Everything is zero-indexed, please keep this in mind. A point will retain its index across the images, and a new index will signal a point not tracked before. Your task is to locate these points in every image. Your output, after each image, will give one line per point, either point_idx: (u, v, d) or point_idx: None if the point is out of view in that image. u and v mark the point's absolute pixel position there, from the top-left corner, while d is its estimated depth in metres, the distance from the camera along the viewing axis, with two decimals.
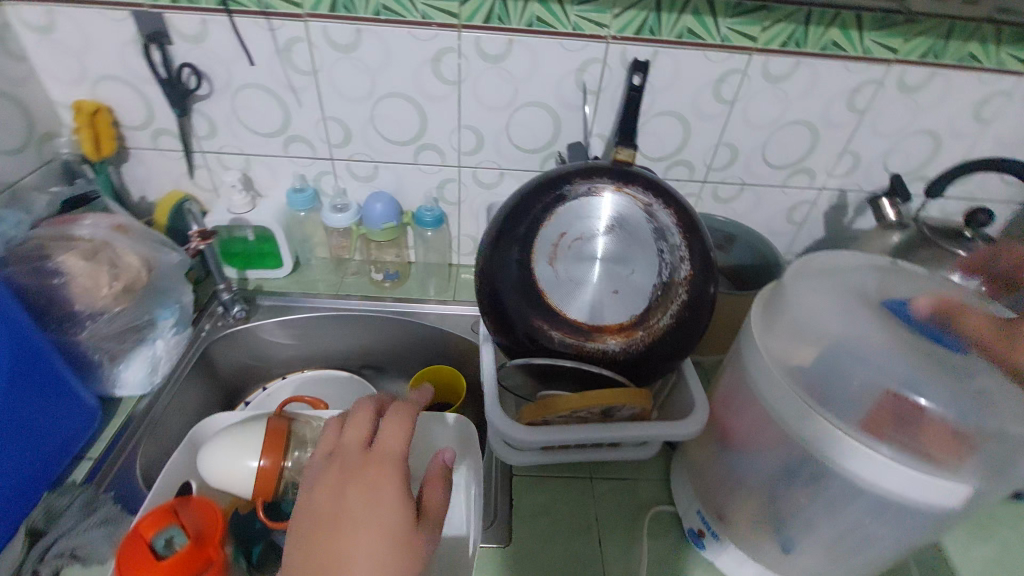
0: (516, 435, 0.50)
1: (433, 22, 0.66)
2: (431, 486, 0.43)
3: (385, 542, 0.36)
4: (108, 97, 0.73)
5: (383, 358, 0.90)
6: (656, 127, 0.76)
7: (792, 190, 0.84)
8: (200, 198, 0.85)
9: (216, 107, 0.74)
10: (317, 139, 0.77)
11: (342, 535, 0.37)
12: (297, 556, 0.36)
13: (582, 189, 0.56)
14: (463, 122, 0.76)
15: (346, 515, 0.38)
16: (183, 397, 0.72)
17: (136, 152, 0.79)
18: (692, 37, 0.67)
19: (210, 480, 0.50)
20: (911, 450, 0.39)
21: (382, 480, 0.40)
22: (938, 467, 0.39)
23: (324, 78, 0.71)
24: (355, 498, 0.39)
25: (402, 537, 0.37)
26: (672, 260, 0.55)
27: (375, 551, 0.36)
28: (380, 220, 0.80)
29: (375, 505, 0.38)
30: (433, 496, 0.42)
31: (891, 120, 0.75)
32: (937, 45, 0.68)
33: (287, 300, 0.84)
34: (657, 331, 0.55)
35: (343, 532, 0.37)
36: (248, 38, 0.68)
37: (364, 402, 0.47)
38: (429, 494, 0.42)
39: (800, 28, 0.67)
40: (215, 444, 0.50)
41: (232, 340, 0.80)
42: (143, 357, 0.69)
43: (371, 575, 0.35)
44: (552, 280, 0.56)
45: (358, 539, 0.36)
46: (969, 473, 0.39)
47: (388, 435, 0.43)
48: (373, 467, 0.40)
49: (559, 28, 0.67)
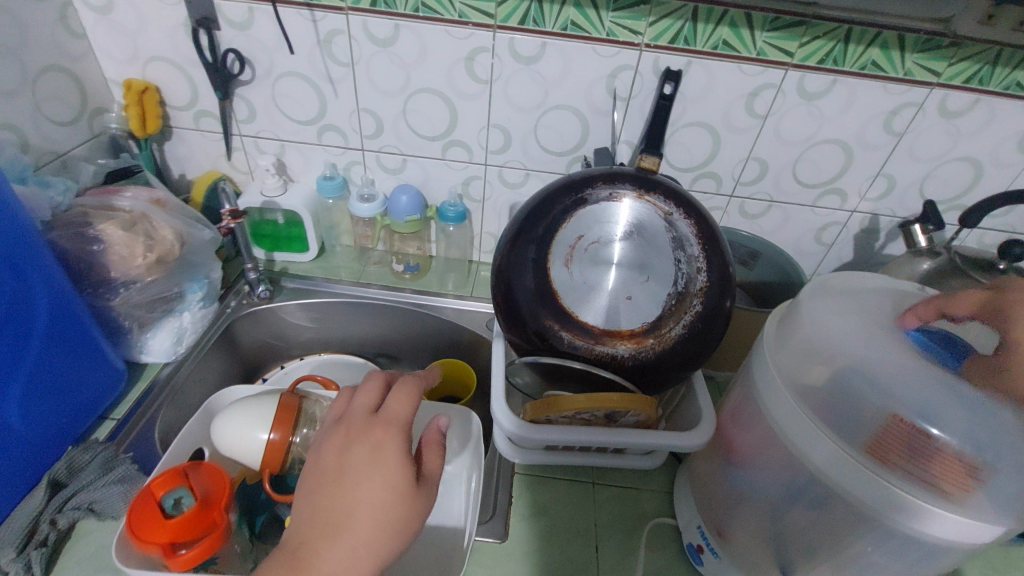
0: (519, 431, 0.50)
1: (469, 21, 0.67)
2: (428, 450, 0.44)
3: (383, 503, 0.39)
4: (157, 77, 0.77)
5: (398, 348, 0.91)
6: (685, 137, 0.76)
7: (821, 210, 0.82)
8: (235, 179, 0.88)
9: (256, 92, 0.77)
10: (350, 129, 0.79)
11: (344, 493, 0.39)
12: (302, 513, 0.39)
13: (604, 193, 0.56)
14: (492, 121, 0.77)
15: (349, 473, 0.40)
16: (205, 368, 0.75)
17: (179, 131, 0.82)
18: (727, 49, 0.67)
19: (222, 449, 0.52)
20: (921, 481, 0.38)
21: (384, 445, 0.41)
22: (947, 500, 0.38)
23: (361, 70, 0.73)
24: (358, 459, 0.40)
25: (399, 498, 0.39)
26: (689, 270, 0.55)
27: (373, 511, 0.38)
28: (405, 213, 0.82)
29: (376, 469, 0.40)
30: (431, 460, 0.44)
31: (929, 144, 0.73)
32: (983, 71, 0.66)
33: (310, 283, 0.86)
34: (667, 339, 0.54)
35: (345, 492, 0.39)
36: (291, 27, 0.70)
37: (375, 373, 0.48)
38: (427, 457, 0.44)
39: (839, 45, 0.65)
40: (228, 415, 0.52)
41: (255, 319, 0.83)
42: (170, 328, 0.72)
43: (369, 537, 0.38)
44: (567, 281, 0.56)
45: (359, 498, 0.39)
46: (980, 509, 0.37)
47: (392, 402, 0.44)
48: (376, 431, 0.42)
49: (593, 33, 0.67)
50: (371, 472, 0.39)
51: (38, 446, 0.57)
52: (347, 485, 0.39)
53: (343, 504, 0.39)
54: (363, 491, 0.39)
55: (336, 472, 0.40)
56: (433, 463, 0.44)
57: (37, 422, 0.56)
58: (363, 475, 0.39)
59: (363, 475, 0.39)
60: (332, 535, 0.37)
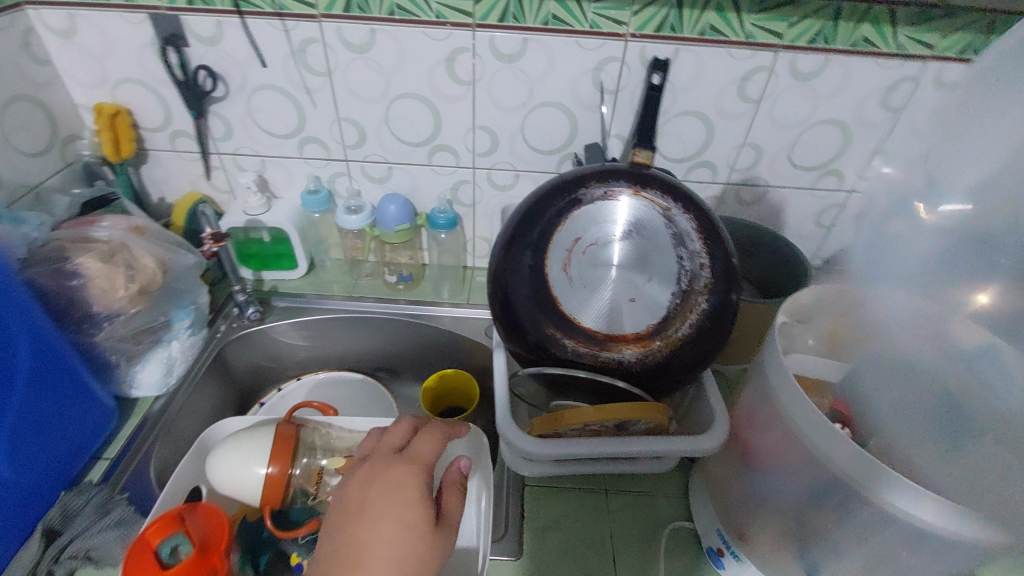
0: (527, 449, 0.48)
1: (447, 22, 0.65)
2: (448, 492, 0.43)
3: (403, 537, 0.37)
4: (128, 100, 0.74)
5: (397, 361, 0.89)
6: (677, 127, 0.74)
7: (820, 193, 0.81)
8: (217, 200, 0.85)
9: (232, 108, 0.74)
10: (332, 140, 0.77)
11: (363, 527, 0.37)
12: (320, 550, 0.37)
13: (598, 192, 0.54)
14: (477, 122, 0.74)
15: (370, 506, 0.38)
16: (199, 398, 0.73)
17: (155, 154, 0.80)
18: (715, 34, 0.65)
19: (218, 487, 0.49)
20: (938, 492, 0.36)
21: (408, 479, 0.40)
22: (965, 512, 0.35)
23: (338, 79, 0.71)
24: (379, 491, 0.39)
25: (419, 532, 0.37)
26: (692, 267, 0.53)
27: (391, 548, 0.36)
28: (393, 223, 0.79)
29: (396, 504, 0.38)
30: (450, 502, 0.42)
31: (927, 119, 0.72)
32: (978, 41, 0.64)
33: (301, 301, 0.84)
34: (675, 340, 0.53)
35: (362, 526, 0.37)
36: (263, 39, 0.67)
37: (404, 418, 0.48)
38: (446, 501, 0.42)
39: (829, 24, 0.64)
40: (223, 450, 0.49)
41: (247, 342, 0.81)
42: (159, 358, 0.69)
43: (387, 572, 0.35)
44: (566, 287, 0.54)
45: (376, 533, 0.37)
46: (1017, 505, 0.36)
47: (420, 442, 0.44)
48: (400, 466, 0.41)
49: (576, 26, 0.65)
50: (393, 504, 0.38)
51: (29, 495, 0.55)
52: (367, 517, 0.38)
53: (360, 539, 0.37)
54: (383, 523, 0.37)
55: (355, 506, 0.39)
56: (452, 506, 0.42)
57: (24, 470, 0.54)
58: (384, 509, 0.38)
59: (383, 509, 0.38)
60: (348, 570, 0.35)
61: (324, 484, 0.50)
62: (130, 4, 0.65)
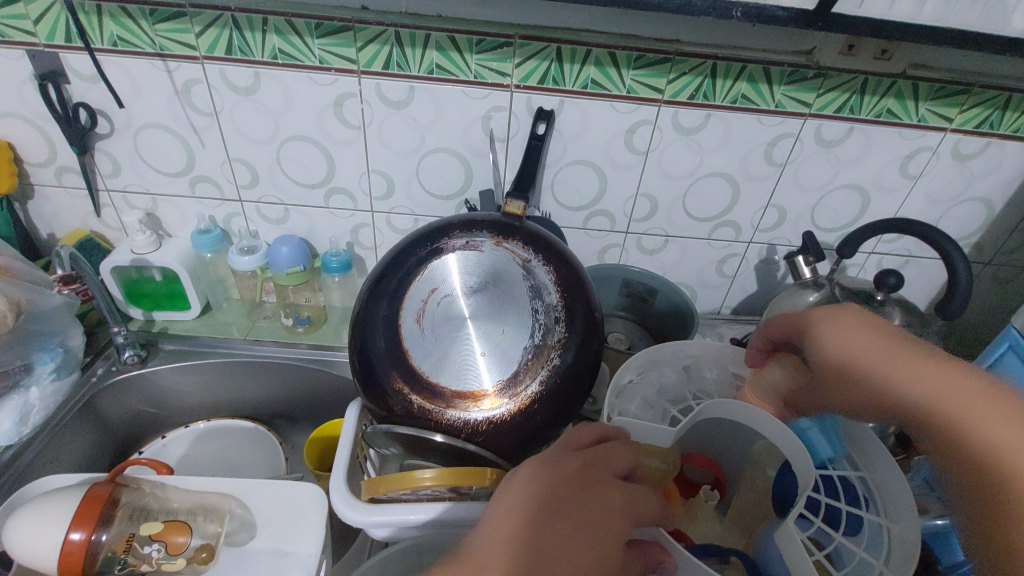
0: (357, 518, 0.45)
1: (331, 67, 0.65)
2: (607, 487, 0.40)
3: (529, 481, 0.40)
4: (10, 135, 0.71)
5: (294, 408, 0.85)
6: (570, 176, 0.74)
7: (718, 243, 0.81)
8: (109, 237, 0.82)
9: (118, 145, 0.72)
10: (223, 180, 0.75)
11: (851, 364, 0.46)
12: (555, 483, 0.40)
13: (459, 242, 0.53)
14: (371, 166, 0.73)
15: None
16: (60, 448, 0.69)
17: (41, 189, 0.77)
18: (597, 88, 0.66)
19: (12, 556, 0.45)
20: None
21: (566, 467, 0.41)
22: None
23: (226, 120, 0.70)
24: (829, 332, 0.48)
25: (545, 479, 0.40)
26: (547, 321, 0.52)
27: (936, 388, 0.41)
28: (285, 265, 0.77)
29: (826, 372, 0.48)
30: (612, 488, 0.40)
31: (814, 174, 0.73)
32: (853, 100, 0.66)
33: (191, 344, 0.80)
34: (525, 398, 0.51)
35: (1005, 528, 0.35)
36: (146, 79, 0.66)
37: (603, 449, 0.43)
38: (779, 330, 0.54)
39: (707, 80, 0.65)
40: (19, 517, 0.45)
41: (125, 388, 0.76)
42: (13, 406, 0.64)
43: (544, 483, 0.40)
44: (418, 341, 0.52)
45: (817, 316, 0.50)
46: None
47: (603, 455, 0.43)
48: (567, 461, 0.42)
49: (460, 75, 0.65)
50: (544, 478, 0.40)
51: None
52: (970, 427, 0.39)
53: (963, 445, 0.38)
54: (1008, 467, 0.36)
55: (1007, 501, 0.35)
56: (609, 484, 0.41)
57: None
58: (941, 386, 0.41)
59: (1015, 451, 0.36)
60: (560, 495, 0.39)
61: (133, 551, 0.47)
62: (6, 40, 0.64)
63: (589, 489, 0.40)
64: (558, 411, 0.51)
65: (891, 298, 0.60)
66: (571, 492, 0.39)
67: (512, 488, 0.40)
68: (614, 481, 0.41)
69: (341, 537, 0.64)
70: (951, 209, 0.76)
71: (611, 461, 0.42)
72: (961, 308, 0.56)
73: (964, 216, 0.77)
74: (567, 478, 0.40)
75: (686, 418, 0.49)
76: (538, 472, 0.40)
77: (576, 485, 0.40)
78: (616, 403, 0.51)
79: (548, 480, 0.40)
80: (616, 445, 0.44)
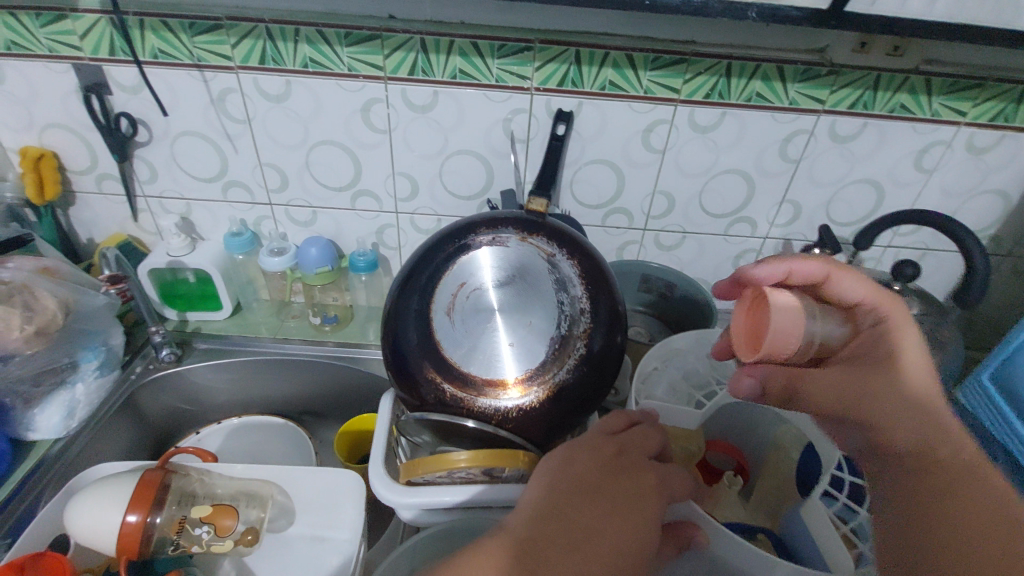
0: (397, 499, 0.48)
1: (359, 74, 0.68)
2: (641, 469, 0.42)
3: (563, 464, 0.42)
4: (54, 145, 0.75)
5: (322, 404, 0.88)
6: (589, 175, 0.76)
7: (734, 239, 0.83)
8: (145, 241, 0.86)
9: (156, 153, 0.76)
10: (255, 184, 0.79)
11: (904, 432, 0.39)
12: (588, 465, 0.42)
13: (485, 239, 0.56)
14: (396, 168, 0.76)
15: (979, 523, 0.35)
16: (103, 441, 0.72)
17: (82, 196, 0.80)
18: (615, 89, 0.68)
19: (74, 536, 0.48)
20: None
21: (601, 449, 0.43)
22: None
23: (258, 126, 0.73)
24: (911, 350, 0.41)
25: (579, 462, 0.42)
26: (572, 312, 0.54)
27: (917, 390, 0.40)
28: (314, 265, 0.80)
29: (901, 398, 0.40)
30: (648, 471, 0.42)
31: (828, 169, 0.75)
32: (866, 96, 0.68)
33: (224, 343, 0.84)
34: (553, 386, 0.53)
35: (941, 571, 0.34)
36: (182, 88, 0.70)
37: (641, 432, 0.45)
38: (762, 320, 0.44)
39: (722, 80, 0.67)
40: (80, 499, 0.48)
41: (161, 385, 0.80)
42: (61, 401, 0.68)
43: (577, 466, 0.42)
44: (449, 332, 0.54)
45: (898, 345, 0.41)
46: None
47: (638, 439, 0.45)
48: (602, 443, 0.44)
49: (482, 79, 0.68)
50: (579, 459, 0.42)
51: None
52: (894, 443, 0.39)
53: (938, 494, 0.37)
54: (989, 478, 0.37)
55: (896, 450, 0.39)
56: (645, 465, 0.42)
57: None
58: (919, 418, 0.39)
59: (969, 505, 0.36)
60: (592, 479, 0.41)
61: (185, 533, 0.49)
62: (54, 54, 0.67)
63: (622, 471, 0.42)
64: (587, 395, 0.53)
65: (908, 288, 0.61)
66: (601, 472, 0.41)
67: (543, 472, 0.42)
68: (646, 463, 0.43)
69: (373, 525, 0.66)
70: (967, 203, 0.77)
71: (648, 442, 0.44)
72: (979, 296, 0.57)
73: (980, 209, 0.78)
74: (600, 460, 0.42)
75: (712, 402, 0.51)
76: (573, 455, 0.43)
77: (609, 467, 0.42)
78: (641, 389, 0.53)
79: (582, 463, 0.42)
80: (648, 432, 0.46)
